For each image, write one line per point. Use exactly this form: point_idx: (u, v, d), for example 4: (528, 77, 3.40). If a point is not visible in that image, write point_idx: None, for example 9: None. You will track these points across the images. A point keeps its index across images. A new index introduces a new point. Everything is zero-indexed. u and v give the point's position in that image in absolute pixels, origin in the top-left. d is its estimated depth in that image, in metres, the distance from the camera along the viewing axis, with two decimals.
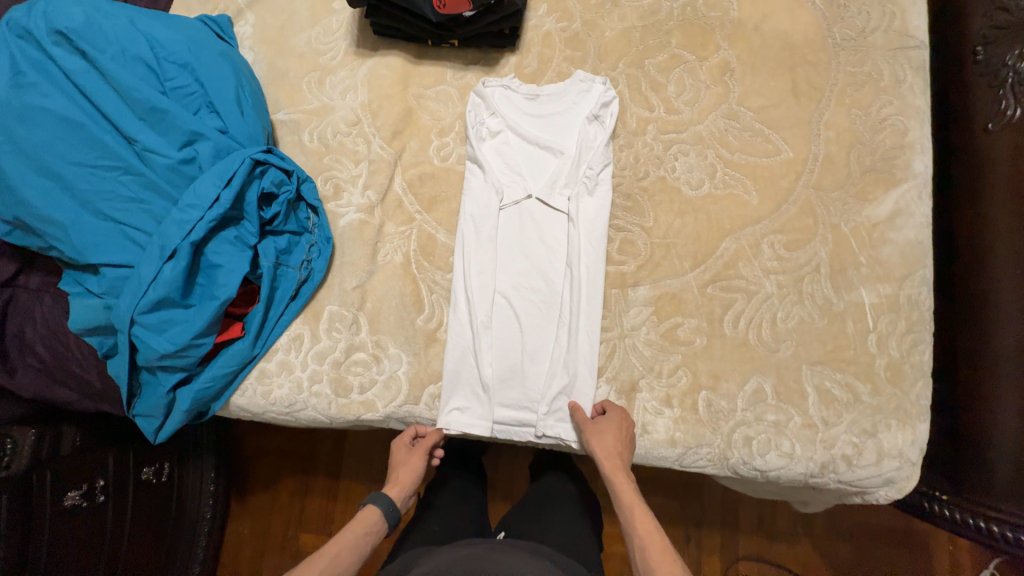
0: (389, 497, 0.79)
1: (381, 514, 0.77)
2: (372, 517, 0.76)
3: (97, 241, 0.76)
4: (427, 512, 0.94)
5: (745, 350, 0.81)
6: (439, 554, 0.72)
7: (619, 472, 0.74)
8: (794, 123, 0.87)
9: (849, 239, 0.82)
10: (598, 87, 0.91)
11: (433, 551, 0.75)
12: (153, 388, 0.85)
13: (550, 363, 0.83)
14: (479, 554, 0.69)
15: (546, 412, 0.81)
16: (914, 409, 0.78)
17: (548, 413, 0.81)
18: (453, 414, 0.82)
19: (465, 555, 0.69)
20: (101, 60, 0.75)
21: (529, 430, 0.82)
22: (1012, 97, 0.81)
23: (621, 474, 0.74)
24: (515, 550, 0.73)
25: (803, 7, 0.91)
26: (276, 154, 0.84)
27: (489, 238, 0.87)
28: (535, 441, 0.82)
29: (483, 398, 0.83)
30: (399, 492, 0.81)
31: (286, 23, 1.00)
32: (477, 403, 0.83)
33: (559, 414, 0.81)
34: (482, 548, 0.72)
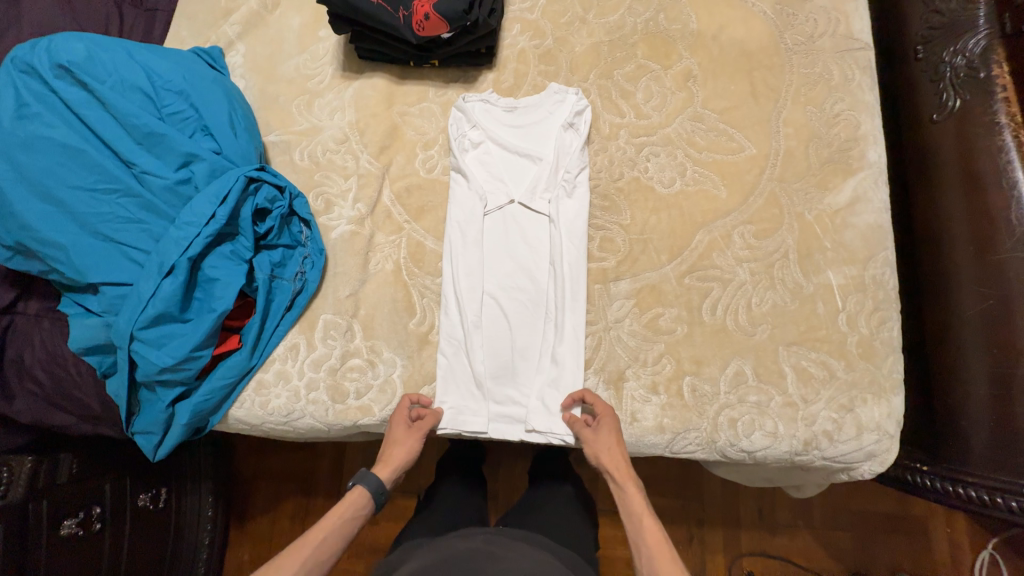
0: (377, 478, 0.78)
1: (367, 498, 0.77)
2: (360, 500, 0.76)
3: (96, 261, 0.79)
4: (427, 515, 0.94)
5: (723, 335, 0.84)
6: (433, 546, 0.72)
7: (628, 480, 0.76)
8: (755, 122, 0.93)
9: (814, 226, 0.87)
10: (571, 97, 0.97)
11: (426, 545, 0.75)
12: (152, 405, 0.86)
13: (539, 358, 0.86)
14: (474, 549, 0.69)
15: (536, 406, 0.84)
16: (887, 382, 0.82)
17: (538, 407, 0.84)
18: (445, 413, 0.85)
19: (459, 552, 0.68)
20: (101, 89, 0.80)
21: (520, 425, 0.85)
22: (952, 89, 0.87)
23: (632, 483, 0.75)
24: (512, 541, 0.73)
25: (756, 17, 0.98)
26: (268, 171, 0.88)
27: (475, 242, 0.91)
28: (526, 435, 0.84)
29: (474, 395, 0.86)
30: (389, 473, 0.80)
31: (275, 51, 1.06)
32: (468, 401, 0.85)
33: (549, 407, 0.84)
34: (479, 539, 0.72)
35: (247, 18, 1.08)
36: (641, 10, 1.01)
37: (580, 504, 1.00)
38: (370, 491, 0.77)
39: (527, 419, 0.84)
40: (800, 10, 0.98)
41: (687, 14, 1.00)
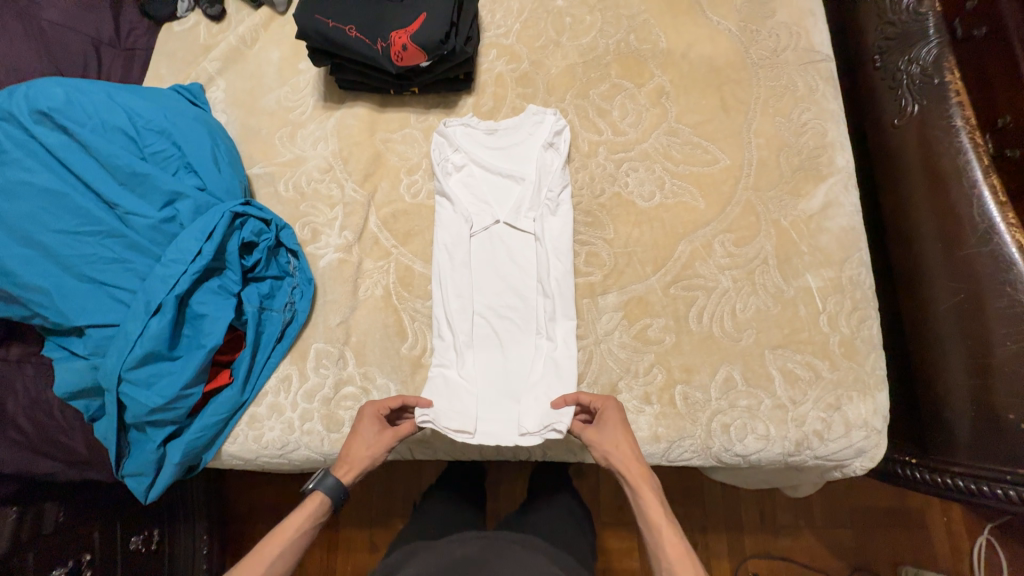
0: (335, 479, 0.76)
1: (324, 501, 0.75)
2: (318, 506, 0.75)
3: (81, 304, 0.79)
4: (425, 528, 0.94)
5: (711, 342, 0.86)
6: (433, 551, 0.73)
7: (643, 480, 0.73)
8: (727, 134, 0.97)
9: (790, 232, 0.90)
10: (550, 117, 0.99)
11: (427, 547, 0.76)
12: (142, 445, 0.85)
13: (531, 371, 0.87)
14: (477, 557, 0.70)
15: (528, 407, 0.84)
16: (871, 379, 0.84)
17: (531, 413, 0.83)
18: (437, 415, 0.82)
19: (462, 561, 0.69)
20: (82, 133, 0.80)
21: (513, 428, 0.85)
22: (909, 95, 0.92)
23: (647, 485, 0.72)
24: (511, 545, 0.74)
25: (721, 34, 1.03)
26: (254, 205, 0.88)
27: (463, 263, 0.92)
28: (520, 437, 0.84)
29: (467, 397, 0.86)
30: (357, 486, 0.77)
31: (256, 85, 1.08)
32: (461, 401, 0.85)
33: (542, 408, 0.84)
34: (476, 542, 0.74)
35: (226, 54, 1.10)
36: (612, 32, 1.05)
37: (574, 517, 0.98)
38: (328, 495, 0.75)
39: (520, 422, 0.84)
40: (762, 26, 1.02)
41: (656, 34, 1.04)
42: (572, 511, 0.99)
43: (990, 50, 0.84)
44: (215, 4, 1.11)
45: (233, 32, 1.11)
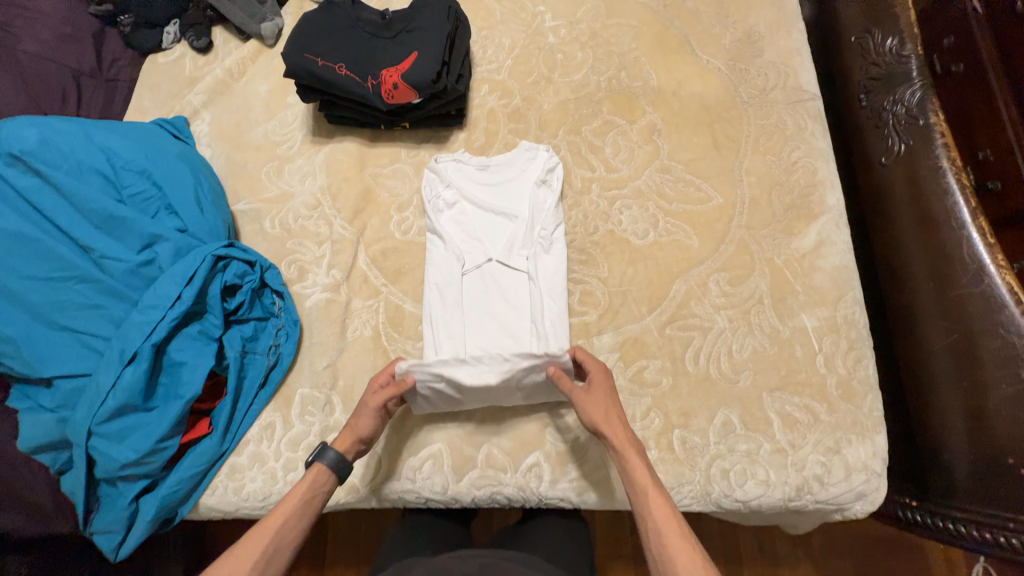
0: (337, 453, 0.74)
1: (328, 473, 0.73)
2: (322, 477, 0.73)
3: (52, 354, 0.75)
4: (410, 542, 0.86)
5: (708, 385, 0.85)
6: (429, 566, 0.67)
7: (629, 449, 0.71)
8: (719, 171, 0.97)
9: (784, 270, 0.90)
10: (542, 154, 0.99)
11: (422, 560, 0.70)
12: (113, 500, 0.80)
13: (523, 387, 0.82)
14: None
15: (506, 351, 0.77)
16: (869, 422, 0.83)
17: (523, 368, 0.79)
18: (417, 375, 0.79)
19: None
20: (56, 175, 0.77)
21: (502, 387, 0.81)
22: (896, 135, 0.93)
23: (633, 451, 0.71)
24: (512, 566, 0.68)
25: (711, 73, 1.04)
26: (237, 246, 0.85)
27: (454, 302, 0.90)
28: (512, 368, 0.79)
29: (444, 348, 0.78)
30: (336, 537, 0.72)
31: (242, 118, 1.06)
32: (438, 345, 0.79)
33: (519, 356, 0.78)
34: (475, 561, 0.68)
35: (213, 87, 1.08)
36: (603, 69, 1.06)
37: (573, 532, 0.90)
38: (330, 468, 0.73)
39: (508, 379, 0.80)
40: (751, 66, 1.04)
41: (647, 71, 1.05)
42: (575, 530, 0.90)
43: (972, 81, 0.89)
44: (202, 37, 1.09)
45: (220, 65, 1.10)
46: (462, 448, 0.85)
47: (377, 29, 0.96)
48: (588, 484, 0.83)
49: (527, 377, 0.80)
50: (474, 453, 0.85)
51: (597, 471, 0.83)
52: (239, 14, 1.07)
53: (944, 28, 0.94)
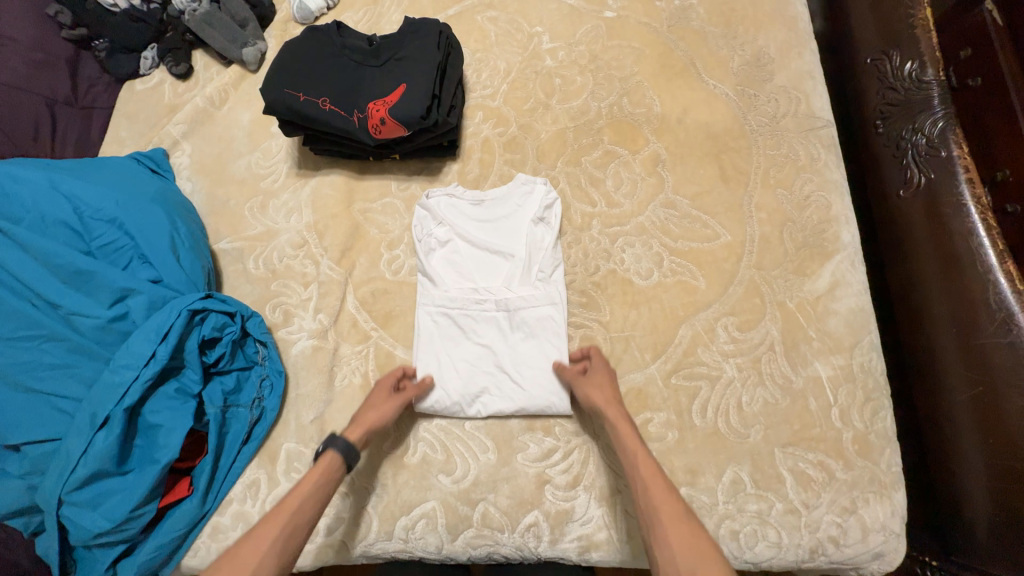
0: (347, 441, 0.73)
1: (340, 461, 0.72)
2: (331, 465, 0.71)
3: (20, 419, 0.71)
4: None
5: (717, 440, 0.80)
6: None
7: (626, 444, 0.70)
8: (727, 207, 0.92)
9: (796, 314, 0.85)
10: (540, 187, 0.93)
11: None
12: (90, 565, 0.74)
13: (524, 331, 0.85)
14: None
15: (509, 272, 0.88)
16: (887, 478, 0.78)
17: (525, 298, 0.85)
18: (429, 300, 0.88)
19: None
20: (18, 230, 0.73)
21: (503, 318, 0.85)
22: (915, 166, 0.85)
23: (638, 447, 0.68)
24: None
25: (718, 99, 0.98)
26: (217, 296, 0.80)
27: (449, 340, 0.86)
28: (515, 288, 0.86)
29: (458, 274, 0.90)
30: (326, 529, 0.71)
31: (225, 149, 1.01)
32: (454, 273, 0.90)
33: (521, 278, 0.87)
34: None
35: (193, 116, 1.03)
36: (604, 95, 1.00)
37: None
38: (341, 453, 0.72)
39: (509, 305, 0.85)
40: (760, 91, 0.98)
41: (651, 97, 0.99)
42: None
43: (987, 99, 0.79)
44: (181, 63, 1.04)
45: (201, 92, 1.05)
46: (457, 506, 0.80)
47: (364, 57, 0.91)
48: (591, 545, 0.77)
49: (527, 308, 0.85)
50: (469, 511, 0.80)
51: (601, 532, 0.78)
52: (219, 39, 1.02)
53: (961, 38, 0.84)
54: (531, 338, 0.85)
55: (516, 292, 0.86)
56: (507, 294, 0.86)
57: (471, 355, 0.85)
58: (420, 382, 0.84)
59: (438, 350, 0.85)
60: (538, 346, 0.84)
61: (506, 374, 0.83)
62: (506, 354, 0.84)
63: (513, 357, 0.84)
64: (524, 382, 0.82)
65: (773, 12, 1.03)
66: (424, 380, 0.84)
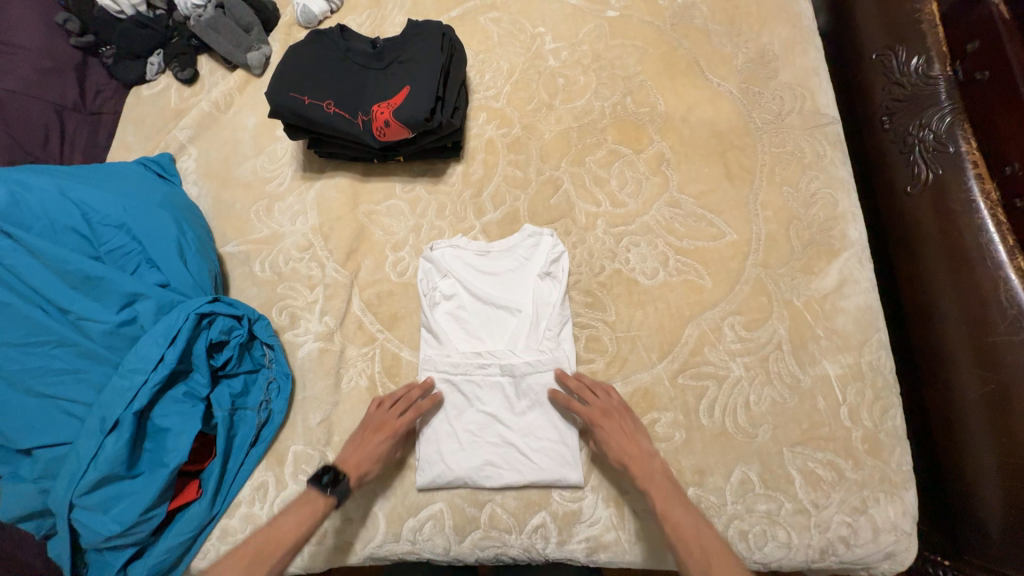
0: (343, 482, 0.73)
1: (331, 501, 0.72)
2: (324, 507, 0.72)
3: (31, 423, 0.71)
4: None
5: (725, 440, 0.79)
6: None
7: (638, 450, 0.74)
8: (732, 205, 0.91)
9: (804, 312, 0.84)
10: (547, 239, 0.90)
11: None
12: (101, 567, 0.75)
13: (530, 398, 0.82)
14: None
15: (515, 334, 0.84)
16: (898, 478, 0.77)
17: (532, 363, 0.82)
18: (433, 362, 0.84)
19: None
20: (28, 237, 0.74)
21: (508, 384, 0.82)
22: (922, 162, 0.84)
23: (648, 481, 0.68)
24: None
25: (723, 97, 0.98)
26: (224, 300, 0.81)
27: (452, 406, 0.82)
28: (521, 352, 0.83)
29: (461, 337, 0.86)
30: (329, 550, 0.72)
31: (230, 153, 1.02)
32: (457, 336, 0.86)
33: (527, 341, 0.84)
34: None
35: (199, 121, 1.04)
36: (608, 94, 1.00)
37: None
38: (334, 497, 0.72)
39: (515, 371, 0.82)
40: (765, 88, 0.97)
41: (654, 96, 0.99)
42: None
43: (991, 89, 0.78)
44: (186, 68, 1.05)
45: (206, 97, 1.06)
46: (464, 507, 0.80)
47: (368, 60, 0.91)
48: (599, 547, 0.77)
49: (534, 374, 0.82)
50: (477, 512, 0.80)
51: (608, 533, 0.77)
52: (224, 44, 1.03)
53: (967, 30, 0.82)
54: (537, 407, 0.81)
55: (522, 357, 0.82)
56: (513, 358, 0.82)
57: (476, 425, 0.81)
58: (422, 456, 0.81)
59: (440, 420, 0.82)
60: (544, 416, 0.81)
61: (513, 445, 0.80)
62: (512, 424, 0.81)
63: (520, 427, 0.81)
64: (531, 453, 0.79)
65: (777, 9, 1.02)
66: (426, 453, 0.81)
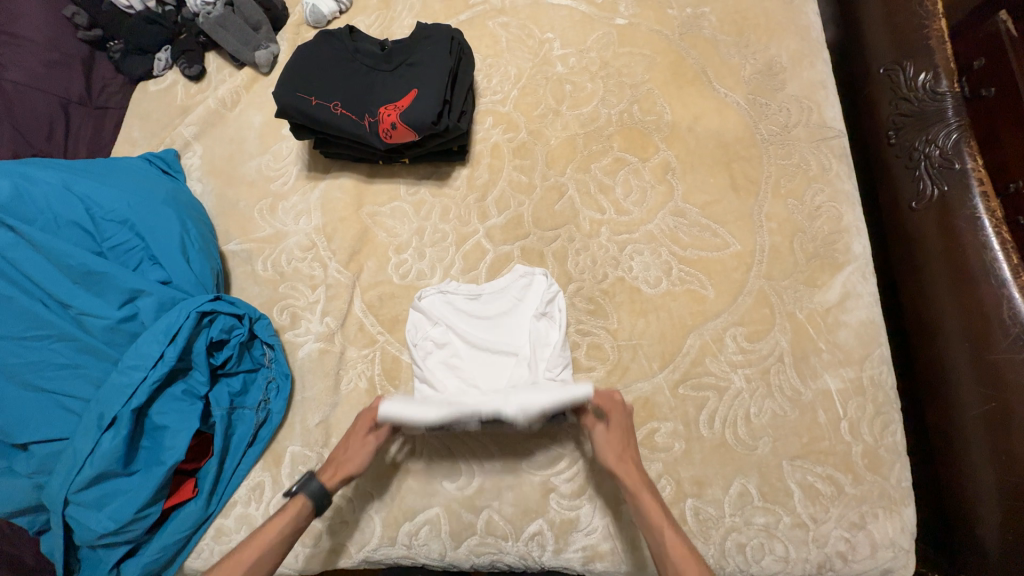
0: (320, 483, 0.72)
1: (308, 505, 0.70)
2: (302, 510, 0.70)
3: (27, 417, 0.71)
4: None
5: (724, 451, 0.79)
6: None
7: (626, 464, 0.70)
8: (737, 216, 0.91)
9: (806, 325, 0.84)
10: (539, 278, 0.88)
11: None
12: (94, 564, 0.74)
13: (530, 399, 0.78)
14: None
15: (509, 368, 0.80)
16: (898, 494, 0.77)
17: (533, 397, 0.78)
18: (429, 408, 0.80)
19: None
20: (31, 230, 0.73)
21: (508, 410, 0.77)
22: (928, 178, 0.84)
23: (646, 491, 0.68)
24: None
25: (729, 107, 0.98)
26: (225, 299, 0.81)
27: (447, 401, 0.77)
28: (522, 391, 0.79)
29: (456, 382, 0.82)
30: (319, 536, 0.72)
31: (236, 151, 1.02)
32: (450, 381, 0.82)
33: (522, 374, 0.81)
34: None
35: (205, 118, 1.04)
36: (615, 102, 1.00)
37: None
38: (310, 499, 0.71)
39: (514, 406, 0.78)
40: (772, 100, 0.98)
41: (661, 105, 0.99)
42: None
43: (1001, 108, 0.78)
44: (194, 64, 1.05)
45: (213, 94, 1.06)
46: (461, 513, 0.80)
47: (376, 62, 0.91)
48: (595, 556, 0.77)
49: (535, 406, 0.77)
50: (473, 518, 0.79)
51: (605, 541, 0.77)
52: (232, 42, 1.03)
53: (978, 47, 0.82)
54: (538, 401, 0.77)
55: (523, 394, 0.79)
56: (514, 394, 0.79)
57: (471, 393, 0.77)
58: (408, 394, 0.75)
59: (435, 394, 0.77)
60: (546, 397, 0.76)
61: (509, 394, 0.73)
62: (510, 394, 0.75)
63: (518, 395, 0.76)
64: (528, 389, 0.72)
65: (786, 21, 1.02)
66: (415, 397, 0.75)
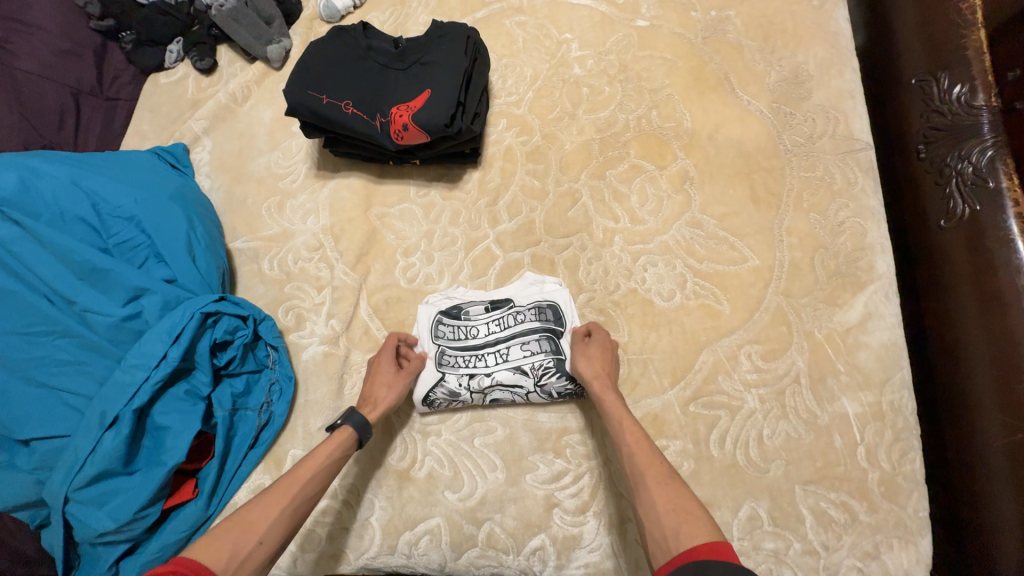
0: (361, 416, 0.73)
1: (354, 437, 0.72)
2: (346, 442, 0.71)
3: (29, 413, 0.70)
4: None
5: (734, 473, 0.77)
6: None
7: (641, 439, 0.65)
8: (756, 229, 0.88)
9: (825, 346, 0.81)
10: (550, 285, 0.86)
11: None
12: (93, 561, 0.74)
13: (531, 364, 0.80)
14: None
15: (513, 316, 0.83)
16: (915, 525, 0.74)
17: (534, 376, 0.80)
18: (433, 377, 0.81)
19: None
20: (37, 225, 0.73)
21: (508, 380, 0.80)
22: (959, 196, 0.79)
23: None
24: None
25: (752, 116, 0.94)
26: (230, 299, 0.80)
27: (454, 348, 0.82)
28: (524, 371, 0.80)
29: (464, 359, 0.81)
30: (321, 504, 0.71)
31: (245, 147, 1.00)
32: (460, 358, 0.81)
33: (529, 347, 0.81)
34: None
35: (215, 112, 1.03)
36: (633, 107, 0.97)
37: None
38: (356, 431, 0.72)
39: (515, 378, 0.80)
40: (797, 109, 0.94)
41: (681, 111, 0.96)
42: None
43: None
44: (205, 57, 1.04)
45: (224, 88, 1.05)
46: (462, 524, 0.78)
47: (390, 60, 0.89)
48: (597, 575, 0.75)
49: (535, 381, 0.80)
50: (475, 530, 0.78)
51: (607, 560, 0.75)
52: (244, 35, 1.01)
53: (1013, 55, 0.76)
54: (538, 363, 0.80)
55: (524, 373, 0.80)
56: (514, 374, 0.80)
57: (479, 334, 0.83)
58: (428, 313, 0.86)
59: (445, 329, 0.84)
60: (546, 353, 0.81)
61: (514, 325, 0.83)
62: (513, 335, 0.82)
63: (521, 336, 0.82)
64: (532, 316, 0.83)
65: (814, 28, 0.99)
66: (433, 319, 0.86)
